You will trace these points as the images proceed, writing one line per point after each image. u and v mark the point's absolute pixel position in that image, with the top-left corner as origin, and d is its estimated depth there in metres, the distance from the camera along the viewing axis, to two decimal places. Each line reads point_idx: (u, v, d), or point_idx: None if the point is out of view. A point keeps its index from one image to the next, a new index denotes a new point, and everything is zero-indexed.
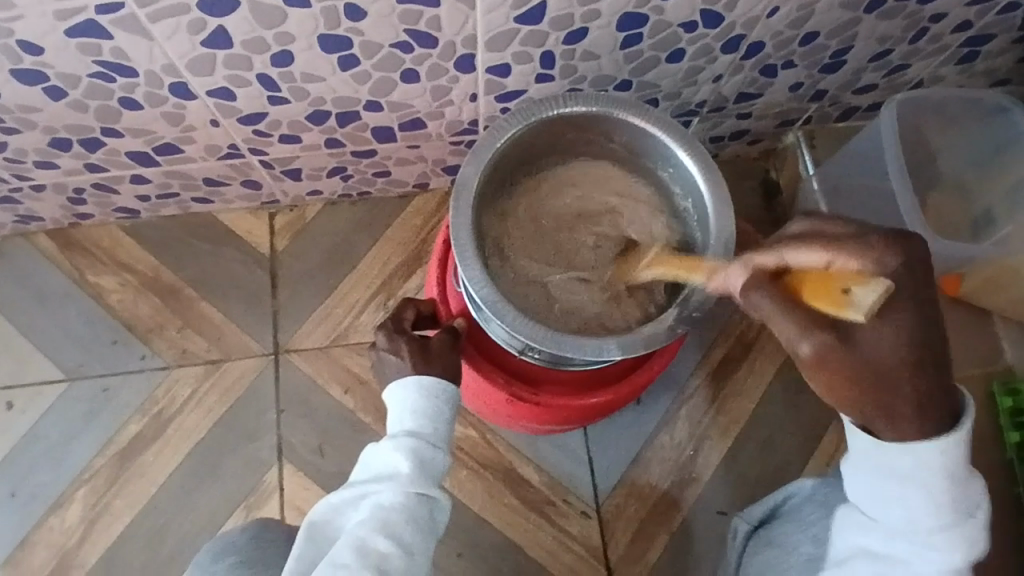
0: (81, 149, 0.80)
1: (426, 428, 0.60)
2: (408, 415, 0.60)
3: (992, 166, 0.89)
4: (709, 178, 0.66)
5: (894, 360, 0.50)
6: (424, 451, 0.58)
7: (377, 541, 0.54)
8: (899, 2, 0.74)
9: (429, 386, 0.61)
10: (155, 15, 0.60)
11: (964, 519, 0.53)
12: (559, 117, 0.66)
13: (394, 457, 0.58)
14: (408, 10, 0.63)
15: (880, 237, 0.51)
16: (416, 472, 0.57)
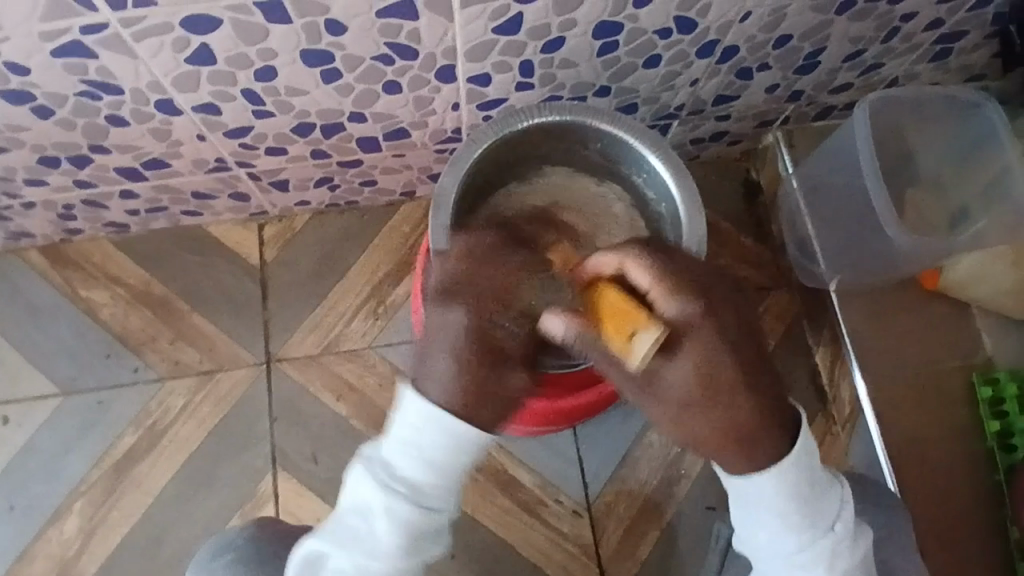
0: (69, 166, 0.81)
1: (435, 481, 0.61)
2: (420, 466, 0.60)
3: (967, 164, 0.91)
4: (682, 184, 0.68)
5: (686, 390, 0.59)
6: (423, 510, 0.61)
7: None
8: (869, 4, 0.76)
9: (456, 442, 0.59)
10: (139, 34, 0.61)
11: (823, 532, 0.66)
12: (535, 126, 0.69)
13: (394, 511, 0.60)
14: (388, 24, 0.65)
15: (688, 298, 0.60)
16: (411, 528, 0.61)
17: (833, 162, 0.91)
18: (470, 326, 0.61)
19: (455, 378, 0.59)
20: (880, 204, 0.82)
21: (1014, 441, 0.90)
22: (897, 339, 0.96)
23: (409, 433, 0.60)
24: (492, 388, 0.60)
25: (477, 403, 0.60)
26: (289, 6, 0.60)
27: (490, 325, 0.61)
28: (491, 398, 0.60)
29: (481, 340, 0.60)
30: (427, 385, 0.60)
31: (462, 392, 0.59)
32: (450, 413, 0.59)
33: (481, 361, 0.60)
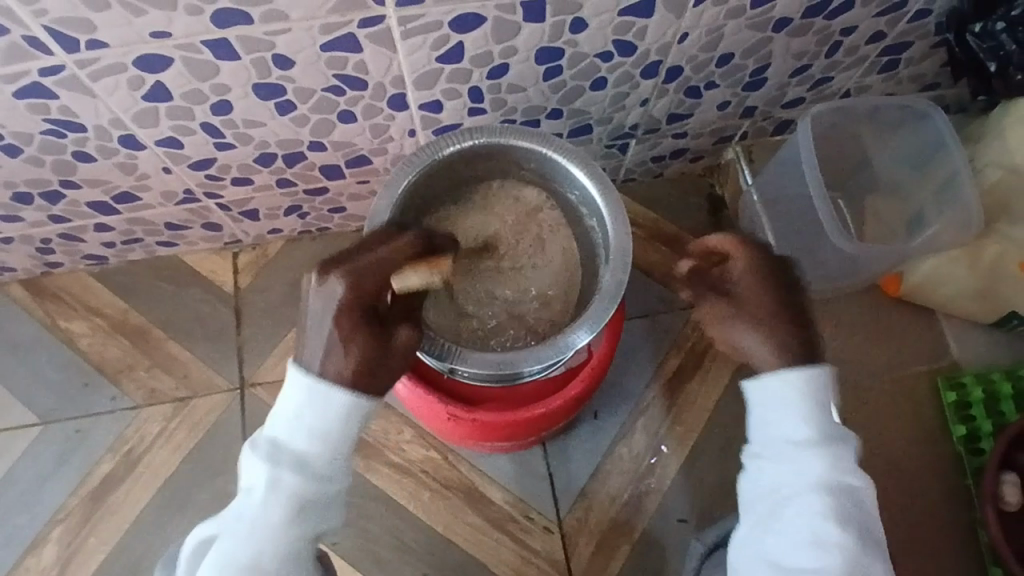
0: (43, 202, 0.84)
1: (320, 457, 0.59)
2: (303, 439, 0.58)
3: (923, 168, 0.91)
4: (607, 199, 0.70)
5: (769, 315, 0.65)
6: (305, 491, 0.59)
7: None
8: (805, 20, 0.77)
9: (337, 412, 0.58)
10: (95, 74, 0.65)
11: (836, 439, 0.63)
12: (465, 149, 0.70)
13: (271, 493, 0.58)
14: (333, 57, 0.68)
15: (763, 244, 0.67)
16: (292, 515, 0.58)
17: (786, 175, 0.93)
18: (344, 300, 0.59)
19: (342, 350, 0.59)
20: (823, 212, 0.84)
21: (981, 445, 0.90)
22: (862, 345, 0.96)
23: (291, 410, 0.59)
24: (378, 367, 0.60)
25: (369, 382, 0.60)
26: (236, 43, 0.63)
27: (372, 297, 0.60)
28: (380, 370, 0.60)
29: (358, 309, 0.59)
30: (311, 364, 0.59)
31: (350, 366, 0.59)
32: (334, 391, 0.58)
33: (366, 333, 0.59)
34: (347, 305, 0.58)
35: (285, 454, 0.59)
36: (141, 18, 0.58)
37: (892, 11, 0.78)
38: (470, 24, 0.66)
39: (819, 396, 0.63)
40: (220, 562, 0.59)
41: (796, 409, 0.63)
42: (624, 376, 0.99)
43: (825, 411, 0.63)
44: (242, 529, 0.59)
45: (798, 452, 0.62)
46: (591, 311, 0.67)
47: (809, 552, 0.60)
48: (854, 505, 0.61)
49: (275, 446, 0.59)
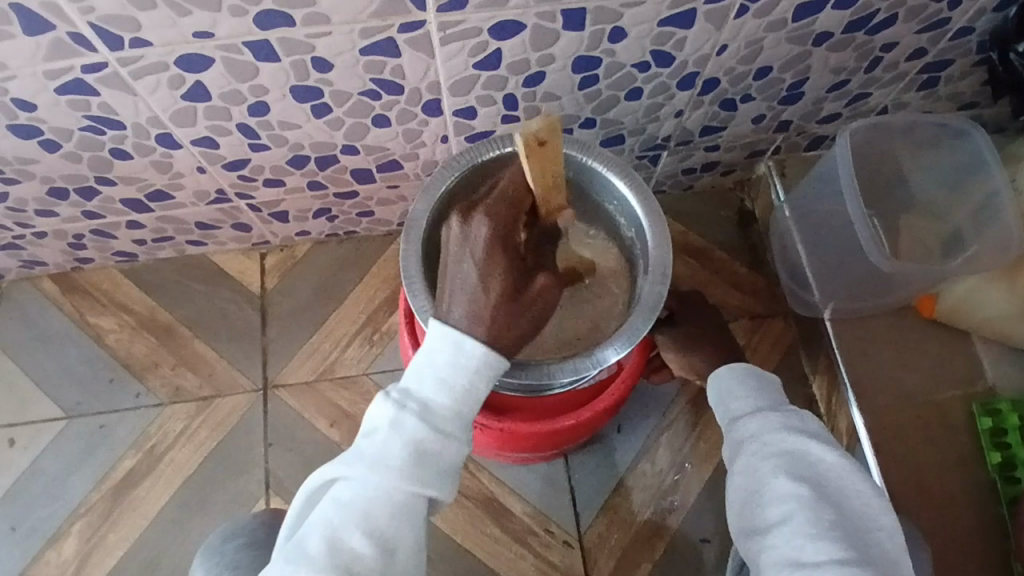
0: (78, 198, 0.85)
1: (450, 407, 0.56)
2: (434, 386, 0.56)
3: (960, 187, 0.89)
4: (646, 208, 0.69)
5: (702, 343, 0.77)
6: (429, 441, 0.55)
7: (353, 538, 0.54)
8: (846, 35, 0.76)
9: (474, 361, 0.57)
10: (137, 72, 0.65)
11: (779, 412, 0.65)
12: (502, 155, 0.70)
13: (395, 434, 0.55)
14: (371, 61, 0.68)
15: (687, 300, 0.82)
16: (413, 463, 0.54)
17: (819, 191, 0.91)
18: (491, 236, 0.60)
19: (482, 284, 0.59)
20: (863, 232, 0.82)
21: (1017, 473, 0.89)
22: (894, 366, 0.94)
23: (424, 356, 0.58)
24: (519, 302, 0.60)
25: (509, 319, 0.59)
26: (276, 45, 0.64)
27: (509, 226, 0.61)
28: (519, 312, 0.60)
29: (503, 245, 0.60)
30: (449, 316, 0.59)
31: (492, 302, 0.58)
32: (471, 338, 0.57)
33: (508, 266, 0.60)
34: (490, 243, 0.60)
35: (410, 400, 0.56)
36: (186, 18, 0.59)
37: (935, 28, 0.77)
38: (509, 31, 0.66)
39: (747, 376, 0.69)
40: (335, 510, 0.55)
41: (729, 387, 0.68)
42: (649, 389, 0.98)
43: (756, 383, 0.68)
44: (358, 476, 0.55)
45: (741, 427, 0.65)
46: (627, 324, 0.66)
47: (769, 509, 0.60)
48: (807, 460, 0.61)
49: (405, 393, 0.57)
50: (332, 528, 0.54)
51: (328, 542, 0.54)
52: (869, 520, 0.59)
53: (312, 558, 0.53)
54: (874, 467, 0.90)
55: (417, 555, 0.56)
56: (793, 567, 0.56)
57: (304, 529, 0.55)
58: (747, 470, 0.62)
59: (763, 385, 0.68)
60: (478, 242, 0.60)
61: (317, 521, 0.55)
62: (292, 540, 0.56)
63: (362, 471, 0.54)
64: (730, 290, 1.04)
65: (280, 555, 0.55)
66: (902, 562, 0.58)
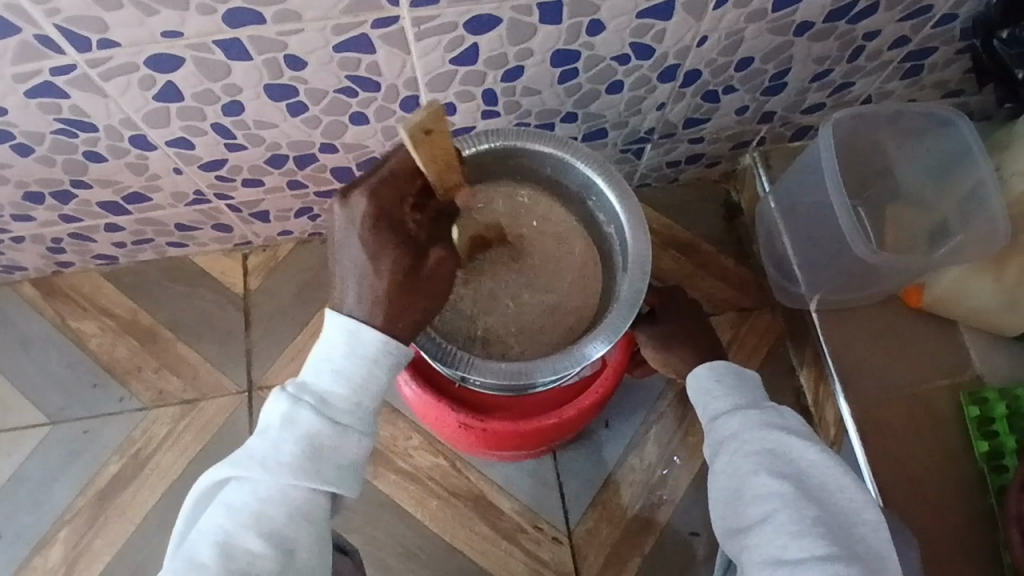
0: (53, 202, 0.84)
1: (347, 398, 0.55)
2: (330, 378, 0.55)
3: (947, 177, 0.88)
4: (627, 205, 0.68)
5: (685, 342, 0.76)
6: (325, 435, 0.54)
7: (246, 541, 0.53)
8: (827, 24, 0.75)
9: (371, 349, 0.55)
10: (106, 73, 0.64)
11: (758, 409, 0.64)
12: (479, 153, 0.69)
13: (289, 431, 0.54)
14: (346, 58, 0.66)
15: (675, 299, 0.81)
16: (308, 459, 0.53)
17: (804, 183, 0.91)
18: (373, 209, 0.57)
19: (372, 267, 0.56)
20: (846, 224, 0.82)
21: (1005, 462, 0.88)
22: (882, 356, 0.94)
23: (321, 346, 0.56)
24: (417, 284, 0.59)
25: (405, 302, 0.57)
26: (248, 43, 0.62)
27: (397, 201, 0.58)
28: (415, 292, 0.58)
29: (386, 224, 0.57)
30: (343, 303, 0.57)
31: (385, 285, 0.57)
32: (365, 325, 0.56)
33: (397, 245, 0.57)
34: (370, 220, 0.57)
35: (306, 394, 0.55)
36: (154, 18, 0.58)
37: (918, 15, 0.76)
38: (484, 25, 0.65)
39: (726, 373, 0.68)
40: (226, 514, 0.54)
41: (707, 386, 0.68)
42: (637, 384, 0.97)
43: (735, 380, 0.68)
44: (252, 477, 0.54)
45: (720, 425, 0.64)
46: (607, 322, 0.65)
47: (751, 508, 0.59)
48: (788, 458, 0.61)
49: (301, 386, 0.55)
50: (225, 533, 0.53)
51: (222, 547, 0.53)
52: (851, 514, 0.59)
53: (203, 566, 0.52)
54: (862, 459, 0.90)
55: (318, 553, 0.55)
56: (776, 566, 0.56)
57: (196, 536, 0.54)
58: (727, 469, 0.62)
59: (742, 382, 0.68)
60: (363, 222, 0.57)
61: (208, 527, 0.54)
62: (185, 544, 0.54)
63: (253, 471, 0.53)
64: (717, 283, 1.04)
65: (171, 562, 0.54)
66: (886, 555, 0.58)
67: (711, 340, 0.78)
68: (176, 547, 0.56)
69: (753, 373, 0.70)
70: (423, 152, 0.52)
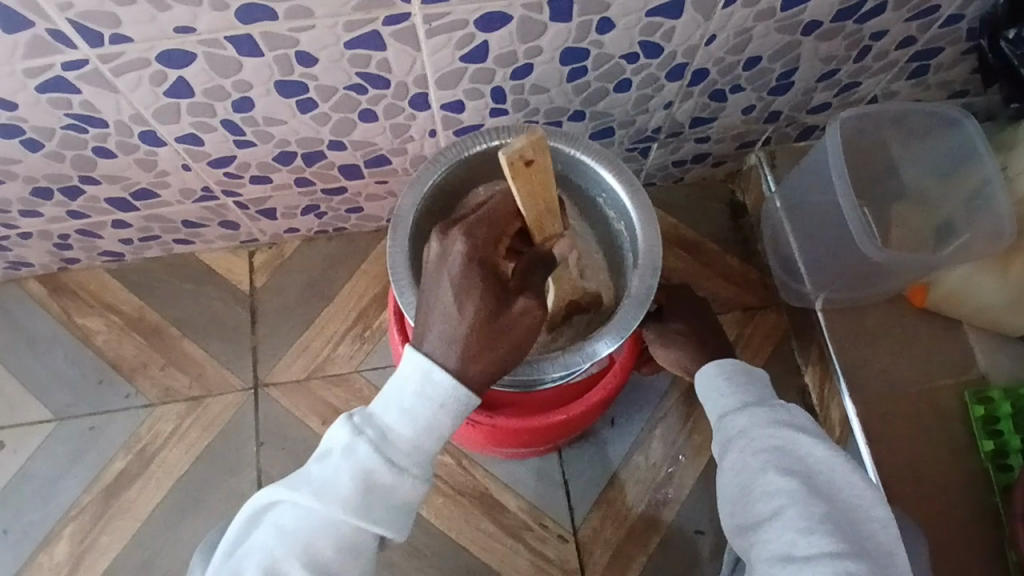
0: (61, 198, 0.84)
1: (409, 439, 0.55)
2: (396, 417, 0.55)
3: (953, 176, 0.89)
4: (637, 201, 0.68)
5: (691, 340, 0.76)
6: (382, 472, 0.54)
7: (292, 567, 0.53)
8: (835, 24, 0.76)
9: (441, 394, 0.55)
10: (118, 69, 0.64)
11: (767, 407, 0.64)
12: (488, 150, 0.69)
13: (348, 463, 0.54)
14: (356, 55, 0.67)
15: (681, 297, 0.81)
16: (363, 497, 0.53)
17: (809, 182, 0.91)
18: (470, 253, 0.57)
19: (458, 306, 0.56)
20: (852, 222, 0.82)
21: (1009, 461, 0.89)
22: (887, 355, 0.94)
23: (395, 383, 0.56)
24: (498, 328, 0.57)
25: (484, 346, 0.56)
26: (259, 39, 0.63)
27: (493, 246, 0.59)
28: (501, 341, 0.57)
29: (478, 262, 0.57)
30: (423, 343, 0.56)
31: (466, 328, 0.55)
32: (441, 367, 0.55)
33: (486, 287, 0.56)
34: (465, 263, 0.57)
35: (368, 428, 0.55)
36: (166, 13, 0.58)
37: (924, 15, 0.77)
38: (495, 22, 0.66)
39: (735, 371, 0.69)
40: (275, 537, 0.55)
41: (716, 385, 0.68)
42: (642, 382, 0.97)
43: (744, 378, 0.68)
44: (304, 503, 0.54)
45: (729, 423, 0.65)
46: (618, 317, 0.65)
47: (759, 504, 0.60)
48: (796, 454, 0.61)
49: (365, 419, 0.55)
50: (271, 556, 0.54)
51: (266, 569, 0.54)
52: (860, 511, 0.59)
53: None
54: (867, 458, 0.90)
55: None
56: (785, 562, 0.56)
57: (246, 552, 0.56)
58: (736, 467, 0.62)
59: (752, 381, 0.68)
60: (457, 263, 0.57)
61: (257, 546, 0.55)
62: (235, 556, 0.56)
63: (307, 499, 0.54)
64: (722, 282, 1.04)
65: (219, 574, 0.56)
66: (895, 552, 0.58)
67: (716, 338, 0.78)
68: (226, 555, 0.57)
69: (760, 371, 0.70)
70: (513, 180, 0.54)
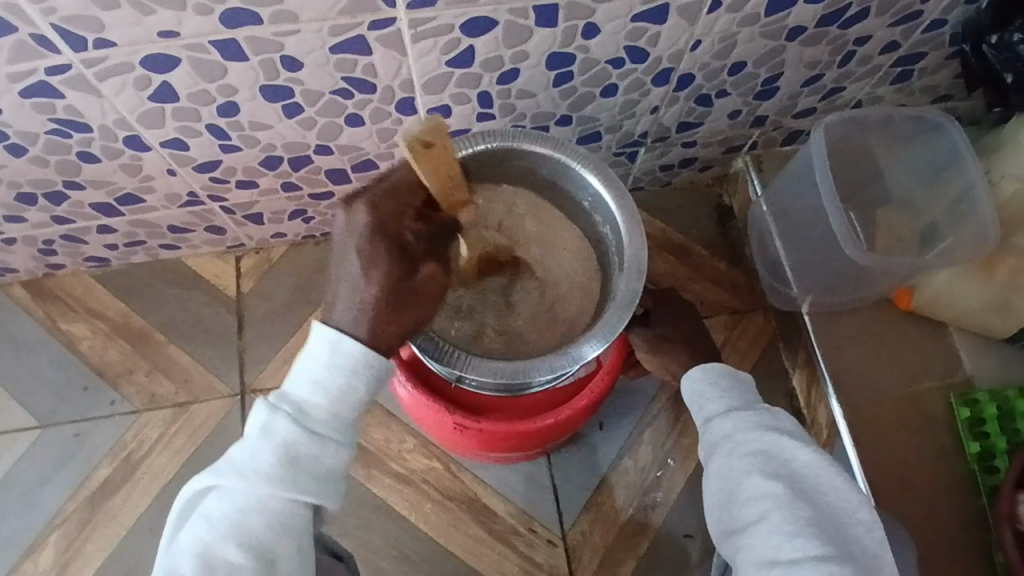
0: (46, 203, 0.84)
1: (325, 409, 0.56)
2: (309, 387, 0.55)
3: (937, 179, 0.89)
4: (623, 206, 0.69)
5: (678, 345, 0.76)
6: (302, 444, 0.55)
7: (226, 551, 0.53)
8: (819, 29, 0.76)
9: (349, 361, 0.56)
10: (102, 73, 0.64)
11: (753, 411, 0.65)
12: (473, 155, 0.69)
13: (268, 440, 0.54)
14: (342, 59, 0.67)
15: (672, 303, 0.81)
16: (285, 469, 0.54)
17: (795, 187, 0.92)
18: (372, 223, 0.60)
19: (365, 278, 0.58)
20: (839, 226, 0.83)
21: (995, 463, 0.89)
22: (874, 359, 0.95)
23: (304, 359, 0.57)
24: (404, 293, 0.60)
25: (394, 311, 0.59)
26: (244, 44, 0.63)
27: (397, 215, 0.62)
28: (405, 304, 0.60)
29: (384, 234, 0.60)
30: (334, 316, 0.59)
31: (373, 295, 0.58)
32: (350, 337, 0.57)
33: (390, 257, 0.59)
34: (371, 231, 0.60)
35: (284, 403, 0.56)
36: (150, 17, 0.58)
37: (907, 21, 0.78)
38: (481, 27, 0.66)
39: (721, 375, 0.69)
40: (206, 525, 0.54)
41: (702, 389, 0.68)
42: (631, 386, 0.97)
43: (730, 381, 0.68)
44: (229, 488, 0.54)
45: (714, 427, 0.65)
46: (603, 321, 0.65)
47: (746, 508, 0.60)
48: (781, 458, 0.61)
49: (281, 396, 0.56)
50: (205, 544, 0.53)
51: (201, 558, 0.53)
52: (845, 515, 0.59)
53: None
54: (854, 461, 0.91)
55: (298, 560, 0.55)
56: (771, 566, 0.56)
57: (177, 548, 0.54)
58: (721, 472, 0.62)
59: (737, 385, 0.68)
60: (360, 230, 0.60)
61: (187, 538, 0.54)
62: (167, 556, 0.54)
63: (231, 481, 0.54)
64: (710, 286, 1.04)
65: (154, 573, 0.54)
66: (880, 555, 0.58)
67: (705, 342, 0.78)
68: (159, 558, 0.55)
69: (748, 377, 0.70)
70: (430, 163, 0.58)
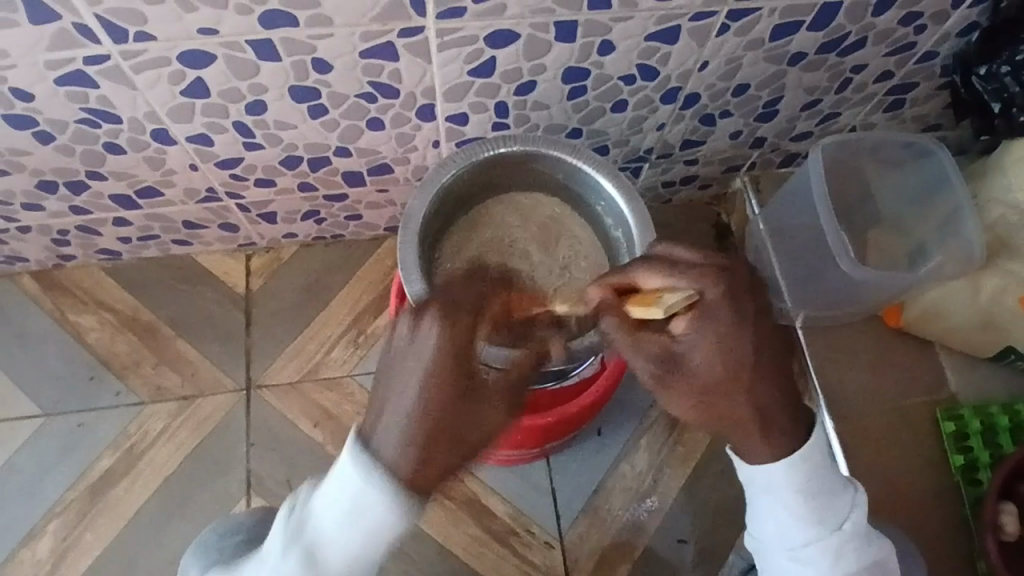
0: (66, 192, 0.85)
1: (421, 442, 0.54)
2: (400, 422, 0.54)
3: (927, 204, 0.93)
4: (634, 209, 0.72)
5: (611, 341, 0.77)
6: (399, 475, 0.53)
7: (330, 562, 0.54)
8: (819, 56, 0.81)
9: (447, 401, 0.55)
10: (138, 66, 0.67)
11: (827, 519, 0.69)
12: (495, 156, 0.73)
13: (365, 468, 0.53)
14: (370, 64, 0.70)
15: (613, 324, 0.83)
16: (381, 499, 0.53)
17: (791, 205, 0.96)
18: (443, 344, 0.54)
19: (417, 405, 0.54)
20: (833, 240, 0.87)
21: (979, 476, 0.92)
22: (860, 375, 0.99)
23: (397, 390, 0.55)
24: (445, 436, 0.54)
25: (435, 452, 0.53)
26: (279, 45, 0.66)
27: (467, 355, 0.55)
28: (440, 453, 0.54)
29: (458, 364, 0.55)
30: (377, 449, 0.54)
31: (421, 432, 0.53)
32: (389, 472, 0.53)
33: (446, 392, 0.54)
34: (440, 353, 0.54)
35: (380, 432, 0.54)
36: (191, 14, 0.61)
37: (903, 51, 0.82)
38: (503, 40, 0.69)
39: (802, 466, 0.68)
40: (310, 532, 0.55)
41: (785, 489, 0.68)
42: (630, 394, 1.00)
43: (807, 470, 0.68)
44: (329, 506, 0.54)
45: (801, 535, 0.69)
46: None
47: None
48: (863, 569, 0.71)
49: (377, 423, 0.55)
50: (309, 551, 0.55)
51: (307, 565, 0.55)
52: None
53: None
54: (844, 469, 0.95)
55: None
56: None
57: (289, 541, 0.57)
58: (785, 566, 0.71)
59: (811, 470, 0.68)
60: (429, 349, 0.54)
61: (295, 538, 0.56)
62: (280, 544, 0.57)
63: (332, 499, 0.54)
64: None
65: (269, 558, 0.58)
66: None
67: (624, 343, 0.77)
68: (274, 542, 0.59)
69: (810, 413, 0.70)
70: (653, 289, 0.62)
